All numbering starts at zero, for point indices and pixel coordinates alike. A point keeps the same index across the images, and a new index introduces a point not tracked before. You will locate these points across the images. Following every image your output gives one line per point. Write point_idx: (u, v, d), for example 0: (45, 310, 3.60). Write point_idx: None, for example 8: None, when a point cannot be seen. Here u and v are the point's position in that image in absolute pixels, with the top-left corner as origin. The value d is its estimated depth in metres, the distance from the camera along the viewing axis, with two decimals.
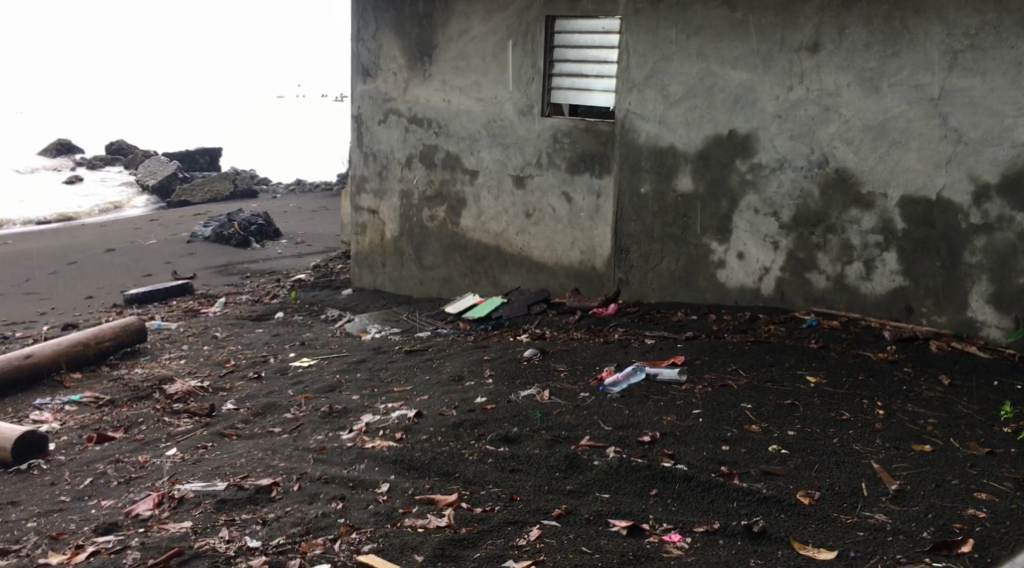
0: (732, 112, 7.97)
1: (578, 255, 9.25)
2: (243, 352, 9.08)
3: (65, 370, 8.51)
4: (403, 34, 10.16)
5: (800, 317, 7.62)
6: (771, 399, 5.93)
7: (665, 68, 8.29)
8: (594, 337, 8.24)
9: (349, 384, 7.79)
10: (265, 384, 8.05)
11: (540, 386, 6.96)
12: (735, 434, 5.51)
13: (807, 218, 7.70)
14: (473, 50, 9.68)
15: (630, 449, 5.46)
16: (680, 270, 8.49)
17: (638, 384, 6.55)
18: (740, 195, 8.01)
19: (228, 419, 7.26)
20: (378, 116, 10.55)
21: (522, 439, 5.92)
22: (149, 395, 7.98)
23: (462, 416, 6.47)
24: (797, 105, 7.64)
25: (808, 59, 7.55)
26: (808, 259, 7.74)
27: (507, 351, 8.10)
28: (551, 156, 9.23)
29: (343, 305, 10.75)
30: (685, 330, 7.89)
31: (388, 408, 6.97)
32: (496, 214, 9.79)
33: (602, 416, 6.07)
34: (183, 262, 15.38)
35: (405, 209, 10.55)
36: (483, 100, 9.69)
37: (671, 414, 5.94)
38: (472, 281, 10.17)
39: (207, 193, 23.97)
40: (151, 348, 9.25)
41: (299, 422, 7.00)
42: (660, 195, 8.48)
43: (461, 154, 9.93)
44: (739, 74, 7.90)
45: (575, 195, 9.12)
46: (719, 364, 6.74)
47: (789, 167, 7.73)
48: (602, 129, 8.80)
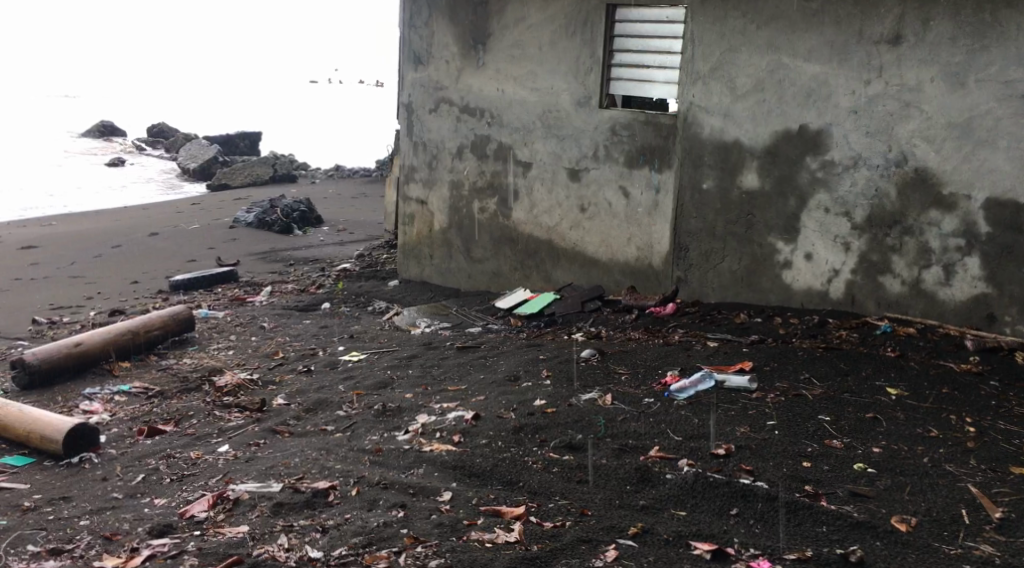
0: (803, 107, 7.64)
1: (634, 251, 8.96)
2: (292, 344, 8.89)
3: (113, 358, 8.35)
4: (457, 21, 9.89)
5: (873, 323, 7.31)
6: (851, 413, 5.66)
7: (732, 59, 7.97)
8: (653, 337, 7.97)
9: (401, 381, 7.57)
10: (315, 379, 7.85)
11: (602, 390, 6.71)
12: (815, 450, 5.22)
13: (882, 219, 7.37)
14: (531, 38, 9.39)
15: (704, 463, 5.20)
16: (744, 270, 8.19)
17: (708, 391, 6.27)
18: (810, 193, 7.69)
19: (280, 415, 7.06)
20: (429, 105, 10.30)
21: (588, 448, 5.66)
22: (199, 387, 7.81)
23: (522, 420, 6.22)
24: (874, 100, 7.31)
25: (887, 52, 7.22)
26: (881, 262, 7.42)
27: (564, 350, 7.84)
28: (609, 149, 8.95)
29: (390, 297, 10.53)
30: (750, 334, 7.59)
31: (444, 409, 6.75)
32: (550, 207, 9.52)
33: (671, 424, 5.80)
34: (227, 248, 15.24)
35: (454, 200, 10.30)
36: (539, 90, 9.40)
37: (745, 425, 5.66)
38: (523, 275, 9.91)
39: (248, 177, 23.86)
40: (199, 338, 9.08)
41: (353, 420, 6.78)
42: (724, 192, 8.18)
43: (515, 145, 9.67)
44: (812, 67, 7.57)
45: (633, 190, 8.83)
46: (790, 371, 6.45)
47: (864, 166, 7.40)
48: (664, 122, 8.50)
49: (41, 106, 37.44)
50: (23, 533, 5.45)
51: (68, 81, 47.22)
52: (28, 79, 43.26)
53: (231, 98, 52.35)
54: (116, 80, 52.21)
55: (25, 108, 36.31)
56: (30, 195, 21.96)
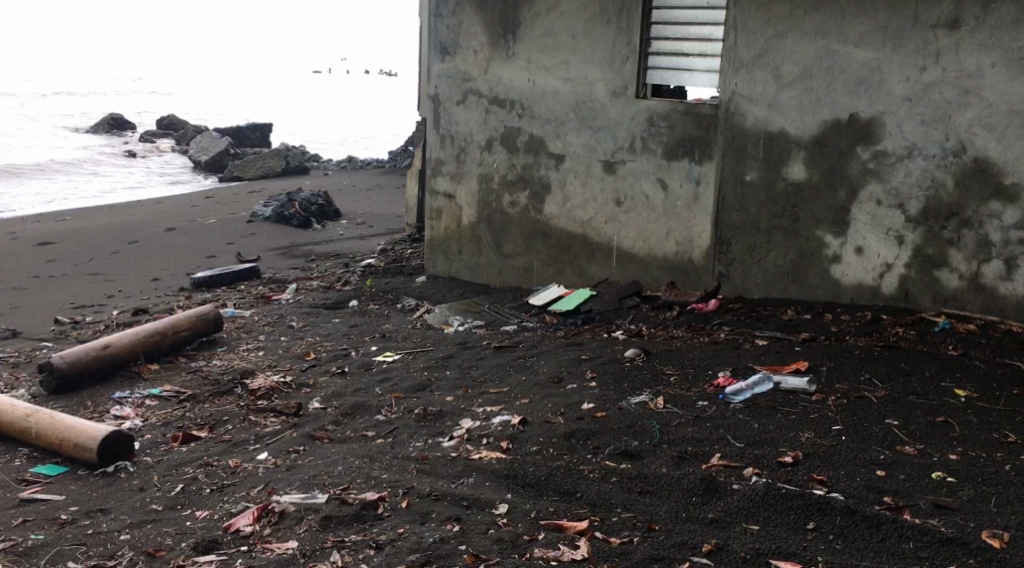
0: (853, 95, 7.42)
1: (673, 246, 8.71)
2: (322, 345, 8.66)
3: (142, 360, 8.14)
4: (485, 9, 9.61)
5: (930, 319, 7.12)
6: (920, 416, 5.43)
7: (777, 46, 7.73)
8: (698, 336, 7.72)
9: (440, 383, 7.33)
10: (350, 381, 7.63)
11: (652, 392, 6.46)
12: (888, 457, 4.99)
13: (938, 211, 7.16)
14: (563, 26, 9.12)
15: (771, 472, 4.95)
16: (790, 264, 7.95)
17: (766, 393, 6.02)
18: (861, 185, 7.46)
19: (317, 420, 6.85)
20: (456, 96, 10.01)
21: (645, 455, 5.42)
22: (231, 390, 7.59)
23: (573, 425, 5.99)
24: (931, 87, 7.10)
25: (945, 37, 7.01)
26: (938, 256, 7.21)
27: (606, 349, 7.60)
28: (646, 140, 8.70)
29: (419, 293, 10.27)
30: (801, 332, 7.34)
31: (488, 413, 6.52)
32: (584, 201, 9.27)
33: (730, 430, 5.55)
34: (245, 243, 15.00)
35: (483, 194, 10.03)
36: (572, 80, 9.14)
37: (809, 429, 5.41)
38: (556, 271, 9.66)
39: (261, 169, 23.62)
40: (227, 338, 8.87)
41: (394, 425, 6.56)
42: (769, 184, 7.94)
43: (547, 138, 9.41)
44: (863, 53, 7.34)
45: (672, 182, 8.58)
46: (850, 372, 6.19)
47: (919, 156, 7.19)
48: (705, 112, 8.24)
49: (49, 101, 37.17)
50: (63, 550, 5.27)
51: (76, 75, 46.94)
52: (34, 72, 43.00)
53: (239, 90, 52.03)
54: (123, 73, 51.89)
55: (32, 102, 36.04)
56: (43, 191, 21.74)
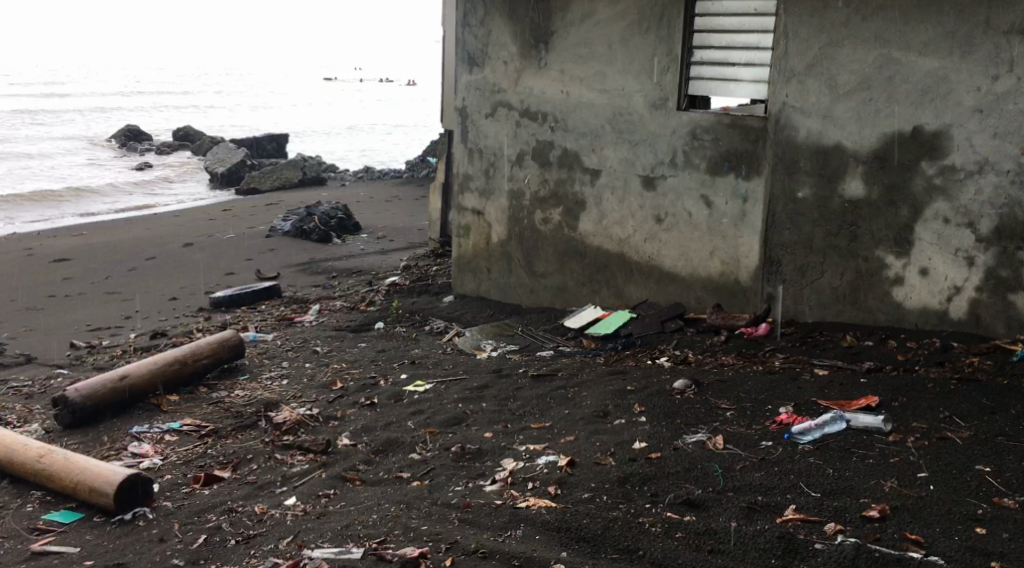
0: (918, 106, 7.11)
1: (718, 265, 8.25)
2: (349, 372, 8.20)
3: (160, 391, 7.68)
4: (516, 18, 9.13)
5: (1007, 347, 6.89)
6: (1016, 462, 5.29)
7: (833, 55, 7.38)
8: (751, 364, 7.32)
9: (476, 417, 6.86)
10: (381, 413, 7.16)
11: (709, 430, 6.00)
12: (986, 511, 4.76)
13: (1012, 229, 6.90)
14: (598, 35, 8.65)
15: (856, 530, 4.68)
16: (847, 286, 7.60)
17: (837, 433, 5.75)
18: (926, 203, 7.17)
19: (347, 459, 6.39)
20: (485, 109, 9.53)
21: (711, 506, 4.98)
22: (255, 424, 7.14)
23: (626, 468, 5.52)
24: (1003, 98, 6.82)
25: (1019, 43, 6.72)
26: (1013, 278, 6.94)
27: (653, 379, 7.10)
28: (689, 154, 8.23)
29: (447, 314, 9.79)
30: (863, 361, 7.12)
31: (531, 452, 6.04)
32: (621, 218, 8.79)
33: (802, 476, 5.22)
34: (265, 259, 14.55)
35: (514, 210, 9.55)
36: (608, 92, 8.67)
37: (890, 478, 5.15)
38: (592, 291, 9.17)
39: (277, 181, 23.17)
40: (249, 365, 8.40)
41: (430, 466, 6.09)
42: (824, 201, 7.58)
43: (582, 152, 8.93)
44: (927, 62, 7.04)
45: (716, 200, 8.12)
46: (926, 409, 6.08)
47: (991, 170, 6.91)
48: (753, 125, 7.81)
49: (61, 114, 36.71)
50: None
51: (88, 87, 46.50)
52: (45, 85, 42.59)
53: (251, 100, 51.60)
54: (135, 83, 51.44)
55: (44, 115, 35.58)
56: (55, 207, 21.26)
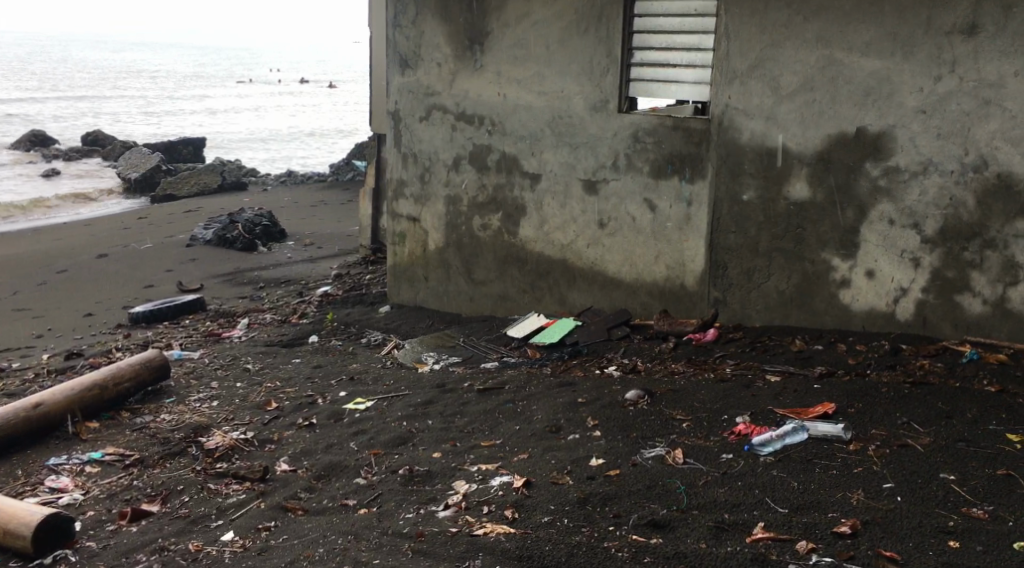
0: (861, 108, 7.03)
1: (663, 270, 8.09)
2: (284, 391, 7.84)
3: (79, 418, 7.26)
4: (449, 19, 8.86)
5: (956, 349, 6.84)
6: (980, 470, 5.26)
7: (775, 56, 7.27)
8: (702, 372, 7.18)
9: (423, 436, 6.58)
10: (320, 435, 6.84)
11: (667, 444, 5.82)
12: (958, 523, 4.76)
13: (957, 231, 6.85)
14: (535, 37, 8.43)
15: (828, 547, 4.60)
16: (794, 290, 7.50)
17: (798, 444, 5.61)
18: (871, 204, 7.10)
19: (287, 487, 6.08)
20: (419, 112, 9.24)
21: (677, 526, 4.83)
22: (185, 451, 6.76)
23: (584, 487, 5.32)
24: (946, 98, 6.76)
25: (961, 44, 6.67)
26: (959, 280, 6.90)
27: (604, 390, 6.90)
28: (631, 158, 8.06)
29: (384, 326, 9.47)
30: (814, 366, 7.02)
31: (483, 473, 5.80)
32: (563, 223, 8.59)
33: (767, 491, 5.08)
34: (187, 270, 14.04)
35: (451, 216, 9.27)
36: (546, 94, 8.45)
37: (857, 490, 5.07)
38: (534, 298, 8.94)
39: (195, 187, 22.51)
40: (175, 386, 7.99)
41: (377, 491, 5.80)
42: (770, 203, 7.47)
43: (521, 156, 8.70)
44: (870, 63, 6.97)
45: (660, 203, 7.97)
46: (883, 416, 5.98)
47: (935, 171, 6.86)
48: (696, 127, 7.67)
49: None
50: None
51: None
52: None
53: (168, 103, 50.30)
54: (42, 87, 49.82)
55: None
56: None
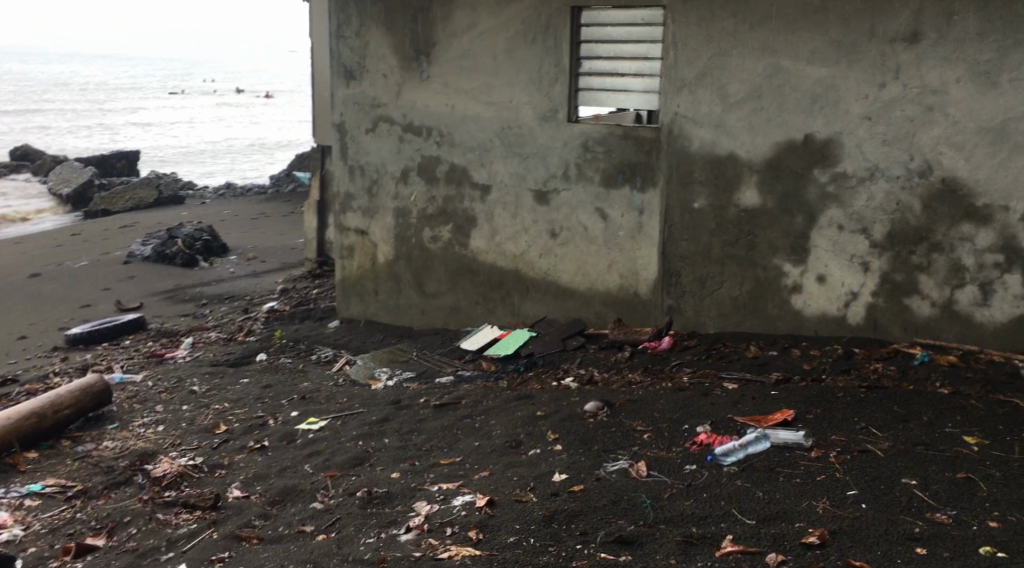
0: (808, 115, 7.08)
1: (616, 279, 8.07)
2: (233, 413, 7.67)
3: (16, 449, 7.02)
4: (393, 30, 8.75)
5: (907, 352, 6.90)
6: (940, 474, 5.32)
7: (723, 64, 7.29)
8: (659, 381, 7.16)
9: (380, 456, 6.46)
10: (273, 458, 6.69)
11: (630, 456, 5.78)
12: (923, 529, 4.85)
13: (905, 235, 6.91)
14: (481, 47, 8.36)
15: (798, 558, 4.68)
16: (746, 296, 7.52)
17: (760, 452, 5.60)
18: (821, 210, 7.14)
19: (241, 514, 5.94)
20: (365, 124, 9.11)
21: (645, 542, 4.87)
22: (130, 480, 6.58)
23: (548, 504, 5.27)
24: (891, 105, 6.83)
25: (904, 51, 6.74)
26: (908, 283, 6.96)
27: (562, 402, 6.85)
28: (582, 167, 8.03)
29: (333, 341, 9.32)
30: (770, 371, 7.03)
31: (444, 492, 5.71)
32: (514, 234, 8.52)
33: (734, 502, 5.13)
34: (124, 288, 13.72)
35: (400, 229, 9.15)
36: (494, 105, 8.39)
37: (822, 498, 5.13)
38: (486, 310, 8.86)
39: (129, 202, 22.05)
40: (118, 412, 7.77)
41: (336, 516, 5.69)
42: (720, 211, 7.48)
43: (470, 167, 8.62)
44: (816, 70, 7.01)
45: (611, 212, 7.94)
46: (842, 421, 6.00)
47: (882, 177, 6.92)
48: (645, 135, 7.67)
49: None
50: None
51: None
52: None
53: (100, 115, 49.35)
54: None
55: None
56: None
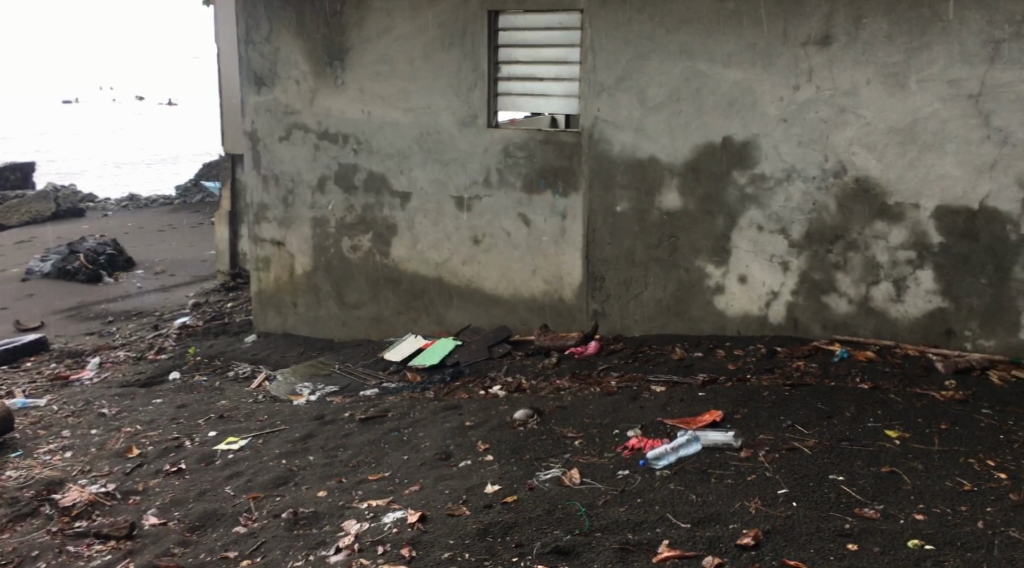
0: (726, 117, 7.13)
1: (541, 285, 8.02)
2: (146, 435, 7.40)
3: None
4: (305, 35, 8.58)
5: (827, 349, 6.99)
6: (865, 469, 5.38)
7: (641, 68, 7.32)
8: (588, 386, 7.12)
9: (304, 474, 6.30)
10: (190, 481, 6.49)
11: (562, 463, 5.73)
12: (853, 525, 4.90)
13: (822, 234, 7.00)
14: (398, 53, 8.25)
15: (734, 560, 4.71)
16: (670, 298, 7.54)
17: (692, 455, 5.60)
18: (740, 211, 7.20)
19: (156, 542, 5.78)
20: (278, 131, 8.88)
21: (582, 551, 4.85)
22: (37, 511, 6.30)
23: (481, 517, 5.20)
24: (806, 106, 6.92)
25: (816, 54, 6.83)
26: (826, 281, 7.06)
27: (490, 412, 6.76)
28: (503, 173, 7.97)
29: (251, 356, 9.08)
30: (696, 372, 7.05)
31: (374, 508, 5.58)
32: (436, 241, 8.41)
33: (668, 506, 5.12)
34: (24, 307, 13.21)
35: (318, 238, 8.93)
36: (412, 111, 8.28)
37: (753, 497, 5.15)
38: (409, 319, 8.72)
39: (26, 216, 21.27)
40: (20, 439, 7.45)
41: (261, 539, 5.55)
42: (642, 214, 7.50)
43: (389, 174, 8.48)
44: (732, 73, 7.07)
45: (534, 217, 7.90)
46: (769, 420, 6.05)
47: (798, 178, 7.00)
48: (566, 140, 7.65)
49: None
50: None
51: None
52: None
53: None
54: None
55: None
56: None
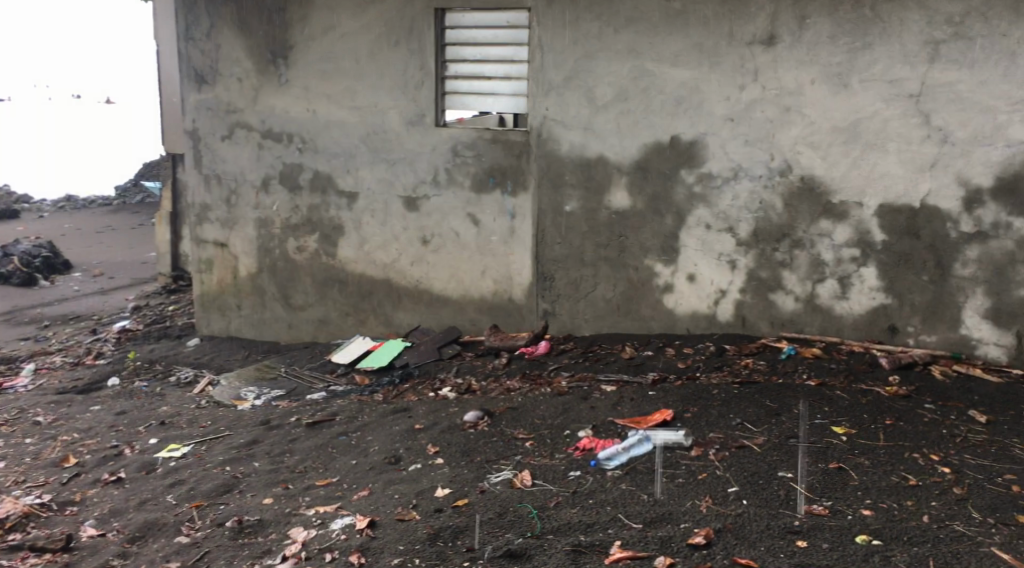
0: (674, 116, 7.14)
1: (491, 285, 7.97)
2: (84, 444, 7.21)
3: None
4: (247, 33, 8.44)
5: (774, 346, 7.02)
6: (813, 465, 5.41)
7: (589, 67, 7.30)
8: (538, 387, 7.08)
9: (250, 481, 6.18)
10: (131, 491, 6.34)
11: (513, 466, 5.69)
12: (803, 522, 4.92)
13: (768, 233, 7.04)
14: (343, 51, 8.14)
15: (686, 560, 4.71)
16: (619, 297, 7.54)
17: (642, 455, 5.59)
18: (688, 210, 7.21)
19: (94, 555, 5.65)
20: (221, 131, 8.72)
21: (534, 555, 4.81)
22: None
23: (431, 522, 5.15)
24: (752, 106, 6.95)
25: (762, 54, 6.87)
26: (772, 279, 7.09)
27: (439, 414, 6.69)
28: (451, 172, 7.91)
29: (194, 360, 8.90)
30: (646, 371, 7.04)
31: (321, 515, 5.49)
32: (383, 242, 8.32)
33: (619, 506, 5.10)
34: None
35: (263, 240, 8.77)
36: (358, 110, 8.18)
37: (704, 496, 5.15)
38: (356, 321, 8.61)
39: None
40: None
41: (205, 549, 5.45)
42: (591, 213, 7.48)
43: (335, 174, 8.36)
44: (679, 72, 7.08)
45: (483, 217, 7.85)
46: (718, 418, 6.06)
47: (745, 177, 7.04)
48: (514, 139, 7.60)
49: None
50: None
51: None
52: None
53: None
54: None
55: None
56: None
